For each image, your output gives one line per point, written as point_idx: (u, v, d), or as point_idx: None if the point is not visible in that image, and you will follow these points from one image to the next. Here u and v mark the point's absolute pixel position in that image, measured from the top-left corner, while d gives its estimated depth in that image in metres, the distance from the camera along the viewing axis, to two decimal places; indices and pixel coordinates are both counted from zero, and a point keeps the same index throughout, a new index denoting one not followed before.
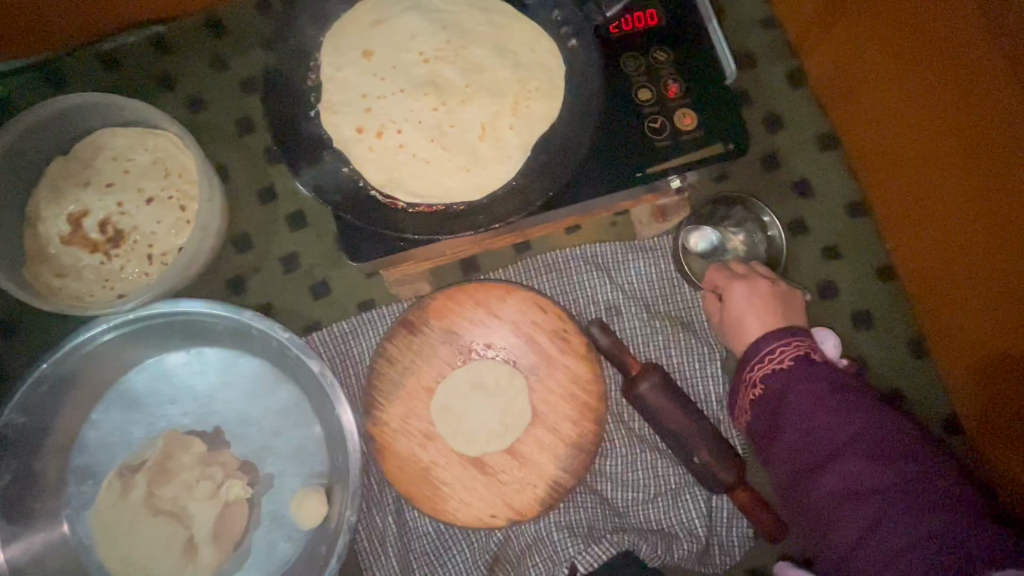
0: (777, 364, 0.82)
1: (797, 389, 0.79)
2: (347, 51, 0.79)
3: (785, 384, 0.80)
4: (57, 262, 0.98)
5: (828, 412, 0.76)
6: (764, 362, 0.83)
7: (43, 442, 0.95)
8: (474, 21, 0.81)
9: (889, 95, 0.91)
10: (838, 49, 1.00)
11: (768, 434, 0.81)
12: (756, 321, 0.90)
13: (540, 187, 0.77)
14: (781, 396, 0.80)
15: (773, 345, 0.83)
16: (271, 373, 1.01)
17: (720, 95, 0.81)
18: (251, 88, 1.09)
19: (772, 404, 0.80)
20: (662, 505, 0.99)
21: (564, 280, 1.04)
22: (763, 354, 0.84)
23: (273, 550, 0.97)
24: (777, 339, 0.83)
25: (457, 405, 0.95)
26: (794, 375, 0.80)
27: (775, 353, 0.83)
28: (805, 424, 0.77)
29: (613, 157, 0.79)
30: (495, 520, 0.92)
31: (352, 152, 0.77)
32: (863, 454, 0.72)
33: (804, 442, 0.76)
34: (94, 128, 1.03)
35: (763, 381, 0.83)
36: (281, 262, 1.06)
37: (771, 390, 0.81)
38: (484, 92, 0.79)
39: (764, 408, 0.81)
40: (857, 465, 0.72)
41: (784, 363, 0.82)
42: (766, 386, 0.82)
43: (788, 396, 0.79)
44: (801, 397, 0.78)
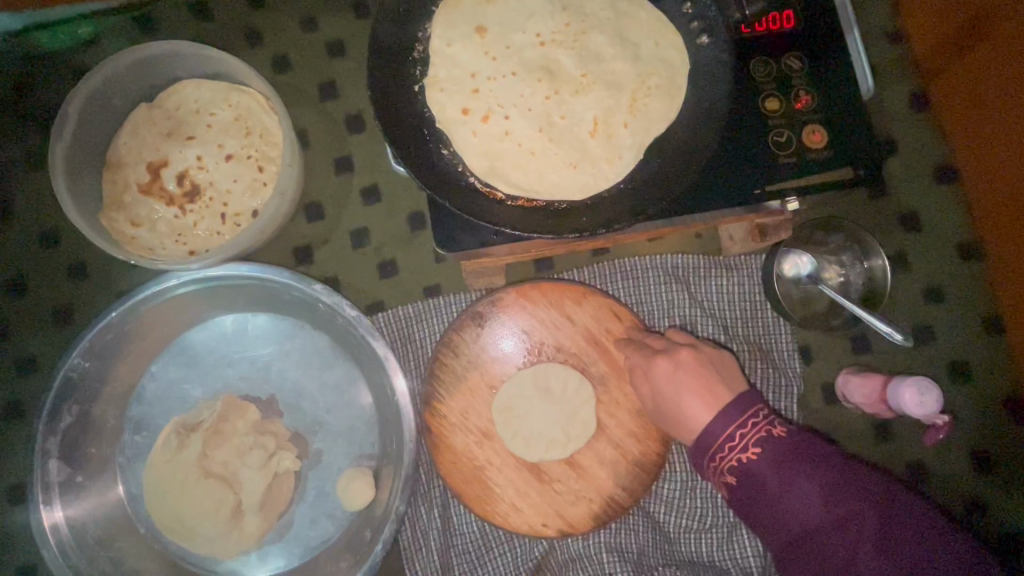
0: (740, 451, 0.74)
1: (776, 475, 0.72)
2: (460, 25, 0.75)
3: (763, 471, 0.73)
4: (132, 210, 0.97)
5: (814, 494, 0.71)
6: (725, 450, 0.75)
7: (103, 388, 0.95)
8: (597, 5, 0.75)
9: (1004, 119, 0.86)
10: (965, 77, 0.92)
11: (755, 525, 0.75)
12: (696, 399, 0.81)
13: (648, 193, 0.72)
14: (762, 487, 0.73)
15: (730, 430, 0.76)
16: (330, 349, 1.00)
17: (851, 112, 0.75)
18: (338, 52, 1.05)
19: (757, 494, 0.73)
20: (717, 538, 0.95)
21: (640, 290, 0.99)
22: (722, 440, 0.76)
23: (315, 526, 0.96)
24: (728, 422, 0.76)
25: (518, 407, 0.91)
26: (767, 461, 0.73)
27: (736, 439, 0.75)
28: (795, 512, 0.71)
29: (730, 175, 0.74)
30: (545, 530, 0.89)
31: (456, 134, 0.73)
32: (853, 530, 0.69)
33: (797, 532, 0.71)
34: (179, 78, 1.01)
35: (738, 471, 0.74)
36: (351, 237, 1.02)
37: (750, 480, 0.74)
38: (600, 84, 0.73)
39: (747, 499, 0.74)
40: (849, 545, 0.69)
41: (750, 448, 0.74)
42: (742, 475, 0.74)
43: (770, 484, 0.72)
44: (783, 482, 0.72)
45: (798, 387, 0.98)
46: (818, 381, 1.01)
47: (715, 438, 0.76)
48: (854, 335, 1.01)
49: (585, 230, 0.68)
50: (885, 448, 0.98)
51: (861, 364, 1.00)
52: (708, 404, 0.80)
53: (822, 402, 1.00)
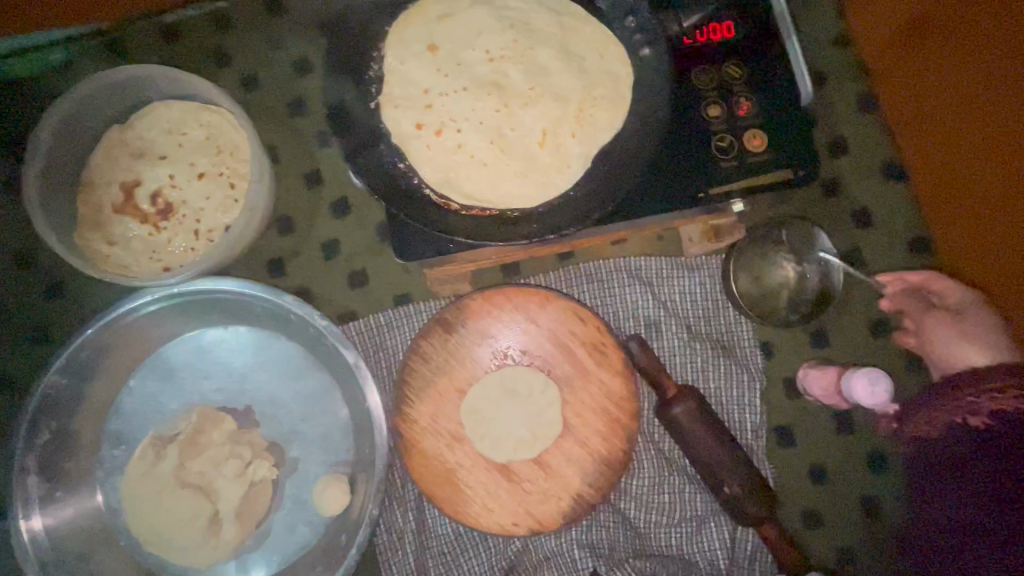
0: (993, 404, 0.78)
1: (1007, 428, 0.76)
2: (412, 44, 0.78)
3: (997, 418, 0.77)
4: (107, 229, 0.99)
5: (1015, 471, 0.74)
6: (987, 393, 0.79)
7: (80, 404, 0.97)
8: (544, 20, 0.78)
9: (944, 100, 0.89)
10: (906, 74, 0.97)
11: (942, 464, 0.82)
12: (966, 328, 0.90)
13: (596, 200, 0.75)
14: (981, 425, 0.79)
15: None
16: (304, 359, 1.02)
17: (790, 116, 0.78)
18: (306, 71, 1.08)
19: (969, 428, 0.80)
20: (685, 531, 0.98)
21: (605, 292, 1.03)
22: (1010, 387, 0.77)
23: (293, 533, 0.98)
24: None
25: (486, 410, 0.94)
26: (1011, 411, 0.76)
27: (1003, 393, 0.78)
28: (981, 467, 0.77)
29: (678, 160, 0.77)
30: (516, 529, 0.92)
31: (410, 148, 0.76)
32: (997, 515, 0.75)
33: (960, 475, 0.79)
34: (150, 100, 1.04)
35: (993, 404, 0.78)
36: (322, 249, 1.05)
37: (986, 416, 0.78)
38: (547, 96, 0.76)
39: (949, 433, 0.82)
40: (971, 518, 0.77)
41: (1022, 403, 0.76)
42: (1003, 408, 0.77)
43: (995, 433, 0.77)
44: (991, 439, 0.77)
45: (761, 382, 1.02)
46: (780, 376, 1.04)
47: (1003, 391, 0.77)
48: (813, 331, 1.04)
49: (535, 237, 0.72)
50: (844, 438, 1.02)
51: (820, 358, 1.04)
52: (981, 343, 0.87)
53: (783, 395, 1.04)
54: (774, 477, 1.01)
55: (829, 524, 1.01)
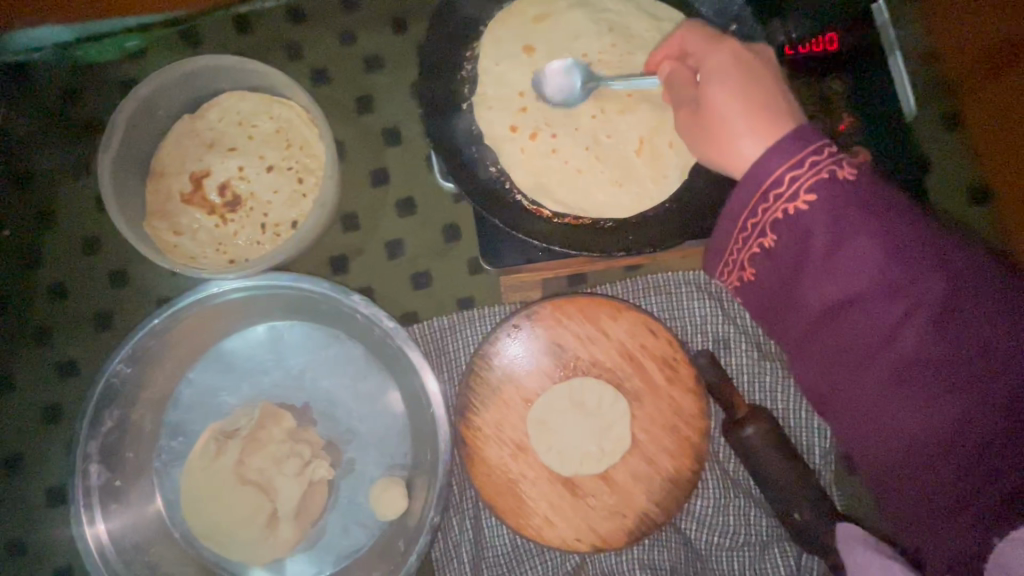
0: (789, 202, 0.57)
1: (793, 239, 0.58)
2: (507, 44, 0.80)
3: (788, 234, 0.58)
4: (175, 219, 0.98)
5: (870, 314, 0.56)
6: (769, 199, 0.57)
7: (142, 394, 0.97)
8: (644, 25, 0.79)
9: None
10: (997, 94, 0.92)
11: (777, 312, 0.64)
12: (744, 108, 0.62)
13: (684, 219, 0.78)
14: (780, 271, 0.60)
15: (789, 183, 0.56)
16: (365, 359, 1.00)
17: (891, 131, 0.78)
18: (375, 67, 1.07)
19: (778, 267, 0.60)
20: (749, 556, 0.95)
21: (674, 305, 1.00)
22: (767, 186, 0.57)
23: (347, 535, 0.96)
24: (803, 185, 0.56)
25: (553, 421, 0.92)
26: (818, 241, 0.56)
27: (792, 178, 0.56)
28: (808, 283, 0.59)
29: None
30: (579, 544, 0.89)
31: (503, 150, 0.79)
32: (956, 393, 0.53)
33: (856, 362, 0.58)
34: (222, 90, 1.03)
35: (771, 231, 0.59)
36: (387, 248, 1.03)
37: (783, 250, 0.59)
38: (645, 104, 0.78)
39: (760, 264, 0.62)
40: (963, 419, 0.53)
41: (802, 197, 0.56)
42: (773, 240, 0.59)
43: (813, 263, 0.57)
44: (834, 288, 0.57)
45: None
46: None
47: (763, 185, 0.58)
48: None
49: (631, 250, 0.74)
50: None
51: None
52: (767, 142, 0.60)
53: None
54: (842, 505, 0.97)
55: None
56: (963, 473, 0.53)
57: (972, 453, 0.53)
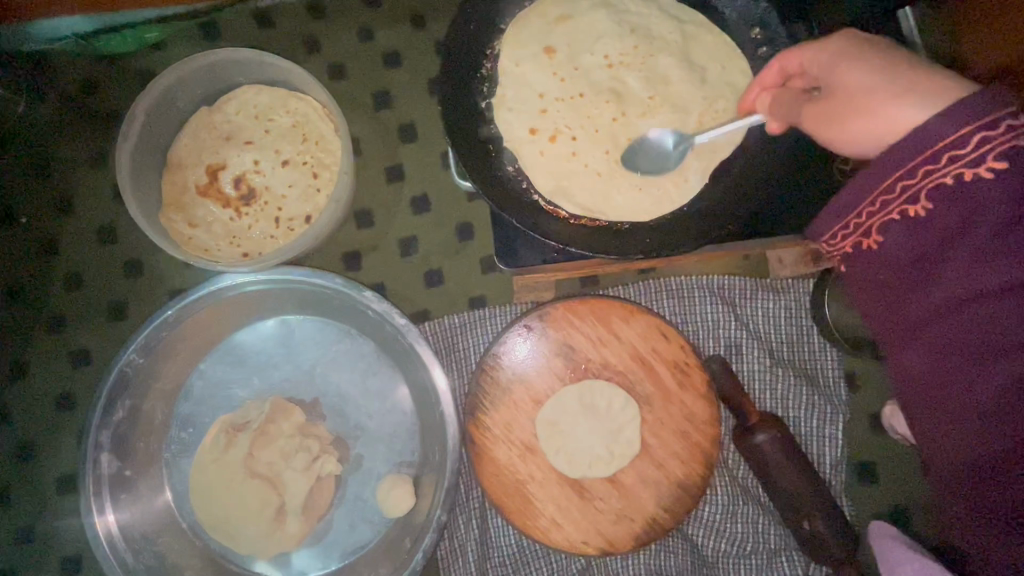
0: (958, 173, 0.50)
1: (958, 209, 0.51)
2: (530, 45, 0.79)
3: (952, 202, 0.51)
4: (190, 211, 0.99)
5: (1005, 319, 0.49)
6: (941, 160, 0.50)
7: (153, 384, 0.97)
8: (666, 27, 0.79)
9: None
10: None
11: (888, 298, 0.56)
12: (884, 79, 0.56)
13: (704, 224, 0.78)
14: (920, 242, 0.53)
15: (974, 146, 0.49)
16: (375, 355, 1.01)
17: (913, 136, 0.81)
18: (393, 63, 1.07)
19: (922, 237, 0.53)
20: (756, 564, 0.94)
21: (687, 309, 0.99)
22: (939, 147, 0.50)
23: (354, 531, 0.96)
24: (991, 153, 0.49)
25: (563, 423, 0.91)
26: (986, 218, 0.50)
27: (979, 139, 0.49)
28: (951, 260, 0.51)
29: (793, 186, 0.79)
30: (585, 547, 0.89)
31: (522, 152, 0.79)
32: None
33: (975, 360, 0.51)
34: (239, 84, 1.03)
35: (926, 198, 0.52)
36: (400, 245, 1.03)
37: (937, 217, 0.52)
38: (666, 107, 0.78)
39: (892, 238, 0.55)
40: None
41: (987, 166, 0.49)
42: (928, 208, 0.52)
43: (973, 242, 0.50)
44: (986, 276, 0.50)
45: (844, 415, 0.97)
46: (864, 410, 1.00)
47: (932, 143, 0.50)
48: None
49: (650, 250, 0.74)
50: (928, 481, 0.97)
51: None
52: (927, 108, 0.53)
53: (867, 431, 0.99)
54: (852, 516, 0.96)
55: None
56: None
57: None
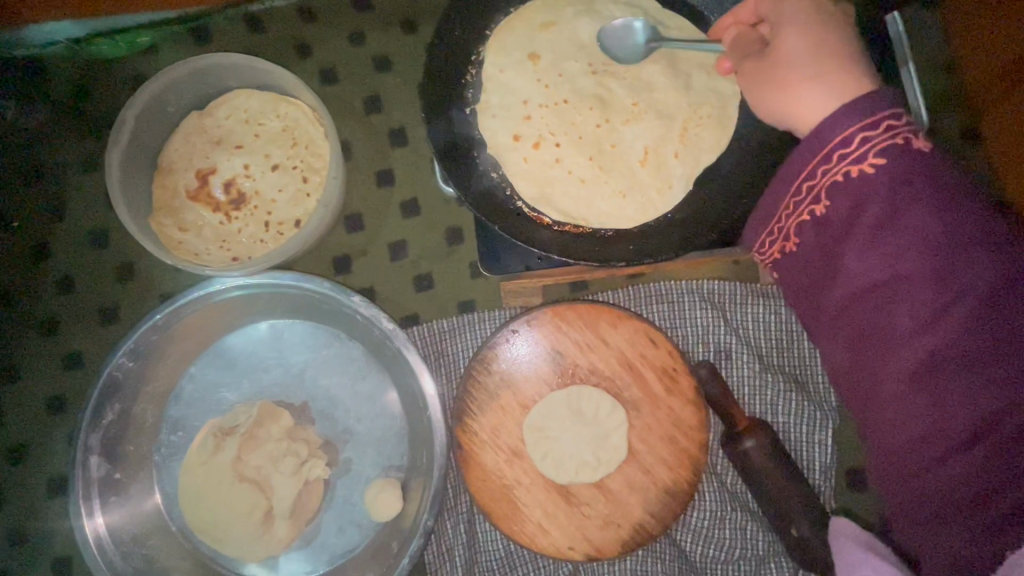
0: (849, 168, 0.60)
1: (853, 200, 0.60)
2: (513, 52, 0.82)
3: (846, 195, 0.61)
4: (180, 215, 0.99)
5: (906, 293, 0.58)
6: (833, 159, 0.61)
7: (144, 388, 0.97)
8: (649, 32, 0.80)
9: None
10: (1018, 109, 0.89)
11: (812, 287, 0.67)
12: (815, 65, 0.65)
13: (686, 234, 0.80)
14: (827, 235, 0.63)
15: (858, 143, 0.60)
16: (364, 359, 1.01)
17: None
18: (384, 67, 1.07)
19: (829, 232, 0.63)
20: (744, 570, 0.94)
21: (676, 314, 0.99)
22: (833, 146, 0.60)
23: (342, 535, 0.96)
24: (871, 149, 0.59)
25: (550, 428, 0.91)
26: (872, 207, 0.59)
27: (860, 139, 0.59)
28: (852, 249, 0.62)
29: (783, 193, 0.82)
30: (572, 553, 0.89)
31: (506, 159, 0.81)
32: (975, 372, 0.55)
33: (892, 336, 0.60)
34: (230, 88, 1.04)
35: (826, 196, 0.62)
36: (389, 249, 1.03)
37: (835, 212, 0.62)
38: (651, 114, 0.79)
39: (806, 233, 0.65)
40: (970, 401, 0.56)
41: (869, 161, 0.60)
42: (828, 206, 0.62)
43: (868, 229, 0.60)
44: (884, 256, 0.60)
45: (834, 421, 0.97)
46: (853, 416, 0.99)
47: (826, 145, 0.61)
48: None
49: (631, 260, 0.77)
50: None
51: None
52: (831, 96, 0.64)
53: (857, 437, 0.99)
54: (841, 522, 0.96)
55: None
56: (974, 452, 0.56)
57: (981, 433, 0.55)
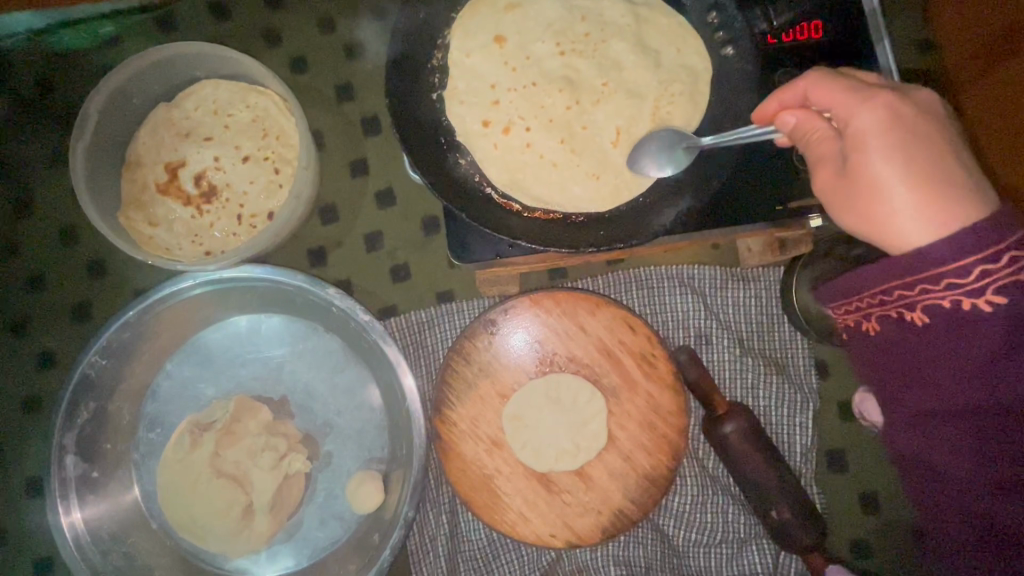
0: (953, 291, 0.54)
1: (958, 329, 0.55)
2: (479, 35, 0.83)
3: (950, 322, 0.55)
4: (150, 210, 0.97)
5: (994, 420, 0.56)
6: (938, 283, 0.54)
7: (118, 386, 0.96)
8: (618, 13, 0.82)
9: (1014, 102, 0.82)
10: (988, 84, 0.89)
11: (883, 374, 0.63)
12: (907, 180, 0.57)
13: (658, 219, 0.80)
14: (919, 344, 0.58)
15: (975, 277, 0.53)
16: (343, 352, 1.00)
17: None
18: (355, 54, 1.05)
19: (921, 340, 0.58)
20: (726, 553, 0.94)
21: (655, 301, 0.98)
22: (943, 270, 0.53)
23: (324, 528, 0.96)
24: (992, 286, 0.52)
25: (529, 417, 0.91)
26: (980, 337, 0.54)
27: (974, 270, 0.52)
28: (948, 366, 0.56)
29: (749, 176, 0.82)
30: (553, 541, 0.89)
31: (476, 145, 0.83)
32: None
33: (966, 454, 0.57)
34: (197, 78, 1.01)
35: (921, 309, 0.56)
36: (365, 240, 1.02)
37: (929, 326, 0.57)
38: (621, 93, 0.82)
39: (899, 331, 0.59)
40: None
41: (988, 297, 0.53)
42: (920, 317, 0.57)
43: (968, 364, 0.55)
44: (986, 395, 0.55)
45: (814, 404, 0.97)
46: (833, 397, 0.99)
47: (930, 267, 0.54)
48: None
49: (603, 245, 0.76)
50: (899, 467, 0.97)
51: None
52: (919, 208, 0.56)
53: (836, 418, 0.99)
54: (822, 503, 0.96)
55: (877, 556, 0.96)
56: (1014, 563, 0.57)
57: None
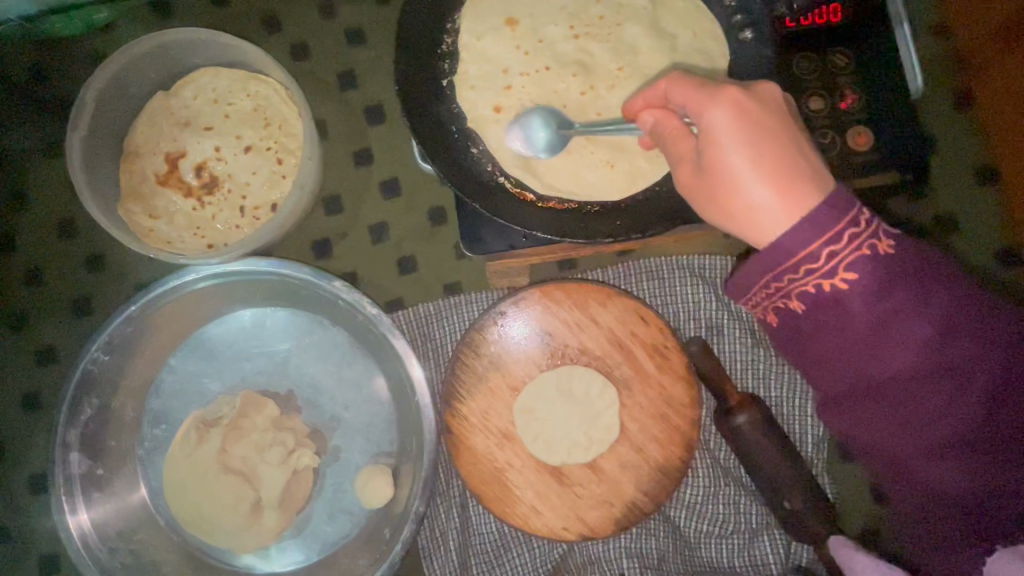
0: (818, 274, 0.56)
1: (829, 309, 0.57)
2: (489, 19, 0.81)
3: (821, 305, 0.57)
4: (150, 202, 0.95)
5: (894, 385, 0.57)
6: (801, 271, 0.56)
7: (121, 381, 0.95)
8: None
9: None
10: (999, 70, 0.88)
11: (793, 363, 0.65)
12: (757, 172, 0.59)
13: (673, 207, 0.79)
14: (810, 335, 0.60)
15: (826, 259, 0.55)
16: (350, 345, 0.98)
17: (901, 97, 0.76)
18: (357, 41, 1.02)
19: (803, 327, 0.60)
20: (738, 544, 0.94)
21: (666, 291, 0.97)
22: (802, 258, 0.56)
23: (334, 523, 0.95)
24: (840, 264, 0.55)
25: (540, 410, 0.90)
26: (848, 311, 0.56)
27: (822, 254, 0.55)
28: (834, 345, 0.58)
29: None
30: (565, 533, 0.88)
31: (488, 132, 0.81)
32: (959, 473, 0.56)
33: (888, 424, 0.58)
34: (196, 66, 0.98)
35: (796, 298, 0.58)
36: (371, 232, 1.00)
37: (806, 312, 0.59)
38: (636, 78, 0.80)
39: (788, 322, 0.61)
40: (965, 479, 0.56)
41: (843, 274, 0.55)
42: (797, 306, 0.59)
43: (852, 343, 0.57)
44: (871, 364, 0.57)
45: None
46: None
47: (789, 257, 0.56)
48: None
49: (619, 235, 0.74)
50: None
51: None
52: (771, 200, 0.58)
53: None
54: (834, 493, 0.96)
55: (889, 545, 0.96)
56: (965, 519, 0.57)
57: (975, 503, 0.56)
